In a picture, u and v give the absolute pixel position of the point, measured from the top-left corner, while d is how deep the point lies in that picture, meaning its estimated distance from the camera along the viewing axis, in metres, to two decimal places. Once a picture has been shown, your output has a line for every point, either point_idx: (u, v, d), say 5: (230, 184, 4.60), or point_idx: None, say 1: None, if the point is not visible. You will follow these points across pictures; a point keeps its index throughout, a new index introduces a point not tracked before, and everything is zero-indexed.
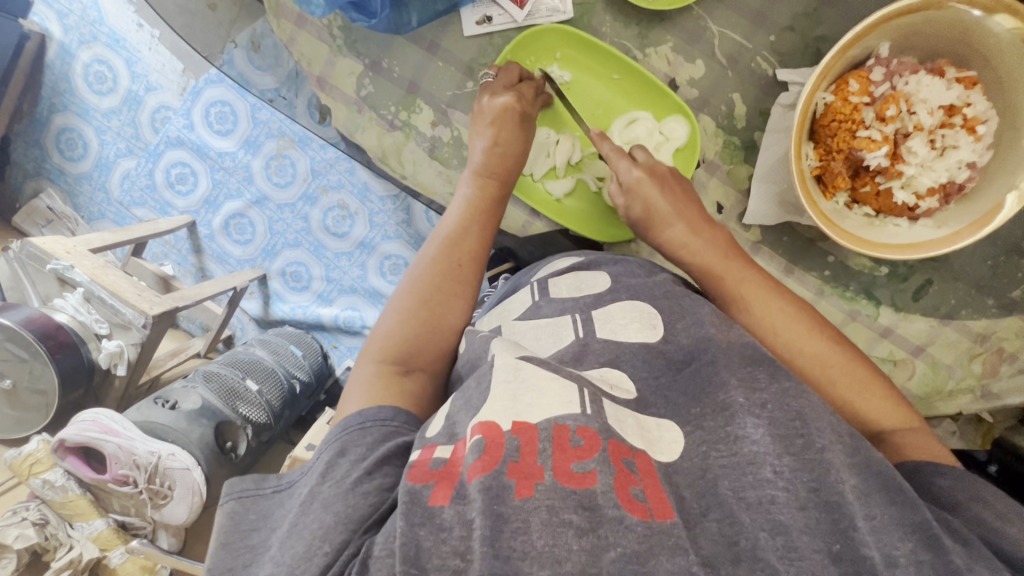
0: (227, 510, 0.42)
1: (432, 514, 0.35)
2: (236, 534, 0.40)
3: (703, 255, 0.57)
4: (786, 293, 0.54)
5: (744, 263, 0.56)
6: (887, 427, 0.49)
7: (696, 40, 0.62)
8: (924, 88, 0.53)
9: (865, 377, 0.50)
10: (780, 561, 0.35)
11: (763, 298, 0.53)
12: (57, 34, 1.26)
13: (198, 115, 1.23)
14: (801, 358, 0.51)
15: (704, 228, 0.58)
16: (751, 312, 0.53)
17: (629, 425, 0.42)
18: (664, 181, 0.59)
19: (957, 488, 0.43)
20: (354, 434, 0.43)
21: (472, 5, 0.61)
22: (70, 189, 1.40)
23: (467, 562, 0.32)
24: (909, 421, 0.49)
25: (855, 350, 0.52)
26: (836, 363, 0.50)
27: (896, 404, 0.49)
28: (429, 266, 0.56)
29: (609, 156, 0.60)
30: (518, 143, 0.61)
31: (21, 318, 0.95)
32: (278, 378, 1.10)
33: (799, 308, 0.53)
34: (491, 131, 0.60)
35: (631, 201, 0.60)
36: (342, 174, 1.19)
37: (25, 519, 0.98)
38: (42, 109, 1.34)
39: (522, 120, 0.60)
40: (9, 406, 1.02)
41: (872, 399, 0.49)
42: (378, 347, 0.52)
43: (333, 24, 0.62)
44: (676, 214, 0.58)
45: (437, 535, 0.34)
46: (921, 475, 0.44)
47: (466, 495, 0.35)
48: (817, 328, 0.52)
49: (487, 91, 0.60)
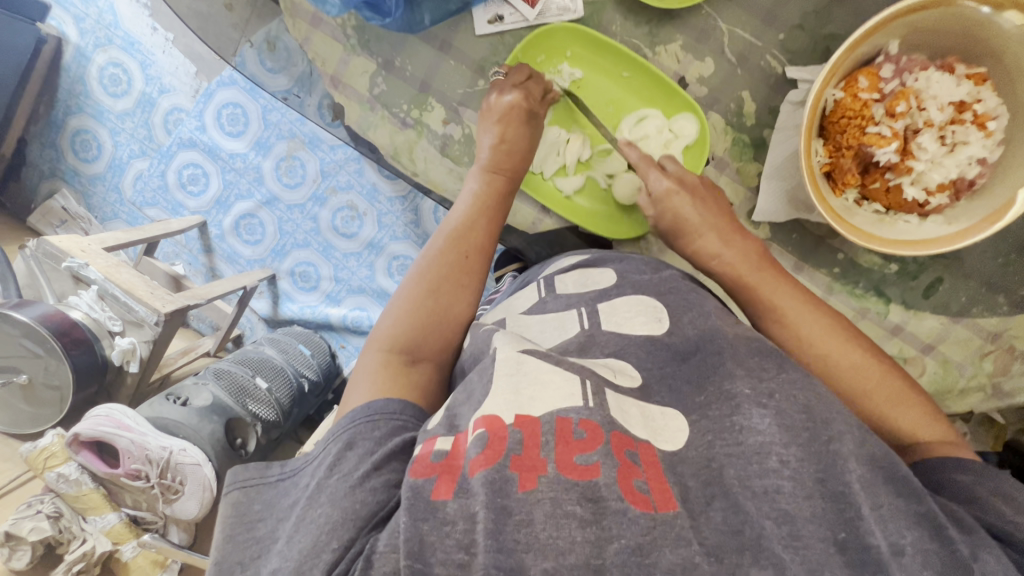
0: (231, 501, 0.43)
1: (434, 509, 0.35)
2: (240, 526, 0.41)
3: (734, 263, 0.57)
4: (821, 305, 0.55)
5: (778, 274, 0.56)
6: (922, 439, 0.48)
7: (706, 39, 0.62)
8: (934, 85, 0.53)
9: (901, 390, 0.50)
10: (785, 550, 0.35)
11: (796, 310, 0.53)
12: (73, 38, 1.29)
13: (210, 116, 1.24)
14: (835, 370, 0.51)
15: (736, 239, 0.58)
16: (783, 321, 0.54)
17: (632, 414, 0.42)
18: (695, 192, 0.60)
19: (976, 484, 0.43)
20: (362, 426, 0.44)
21: (484, 5, 0.62)
22: (85, 189, 1.42)
23: (471, 555, 0.32)
24: (945, 435, 0.48)
25: (891, 361, 0.52)
26: (872, 375, 0.50)
27: (934, 417, 0.49)
28: (437, 257, 0.57)
29: (640, 165, 0.62)
30: (523, 140, 0.61)
31: (37, 314, 0.96)
32: (286, 376, 1.12)
33: (835, 318, 0.53)
34: (497, 129, 0.60)
35: (660, 212, 0.61)
36: (351, 174, 1.20)
37: (39, 511, 0.98)
38: (58, 111, 1.36)
39: (527, 117, 0.61)
40: (23, 400, 1.04)
41: (907, 411, 0.49)
42: (385, 336, 0.52)
43: (347, 23, 0.62)
44: (706, 224, 0.58)
45: (440, 529, 0.34)
46: (943, 473, 0.45)
47: (468, 489, 0.36)
48: (853, 341, 0.52)
49: (494, 90, 0.61)
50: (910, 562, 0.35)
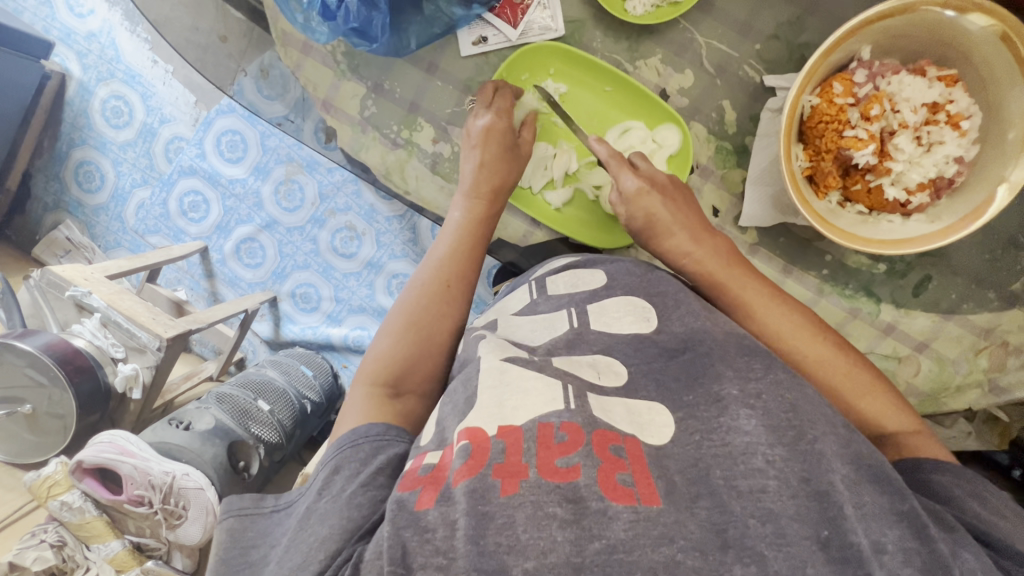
0: (226, 527, 0.43)
1: (417, 518, 0.36)
2: (236, 551, 0.42)
3: (706, 261, 0.59)
4: (789, 300, 0.57)
5: (746, 270, 0.58)
6: (890, 430, 0.51)
7: (684, 52, 0.64)
8: (907, 87, 0.54)
9: (868, 383, 0.52)
10: (768, 548, 0.35)
11: (767, 306, 0.55)
12: (76, 73, 1.33)
13: (210, 144, 1.27)
14: (807, 367, 0.53)
15: (707, 237, 0.60)
16: (756, 318, 0.55)
17: (617, 412, 0.43)
18: (665, 191, 0.61)
19: (954, 483, 0.45)
20: (347, 451, 0.45)
21: (468, 27, 0.64)
22: (87, 219, 1.44)
23: (450, 559, 0.34)
24: (913, 425, 0.51)
25: (858, 356, 0.54)
26: (839, 369, 0.53)
27: (901, 410, 0.52)
28: (420, 288, 0.58)
29: (612, 166, 0.62)
30: (506, 162, 0.63)
31: (41, 343, 0.97)
32: (289, 399, 1.12)
33: (803, 315, 0.55)
34: (476, 152, 0.62)
35: (632, 212, 0.61)
36: (349, 196, 1.23)
37: (42, 541, 1.00)
38: (62, 144, 1.40)
39: (504, 136, 0.62)
40: (28, 429, 1.04)
41: (876, 404, 0.51)
42: (371, 369, 0.53)
43: (337, 50, 0.64)
44: (678, 223, 0.60)
45: (421, 536, 0.35)
46: (922, 472, 0.46)
47: (450, 497, 0.37)
48: (821, 336, 0.54)
49: (470, 116, 0.63)
50: (891, 560, 0.36)
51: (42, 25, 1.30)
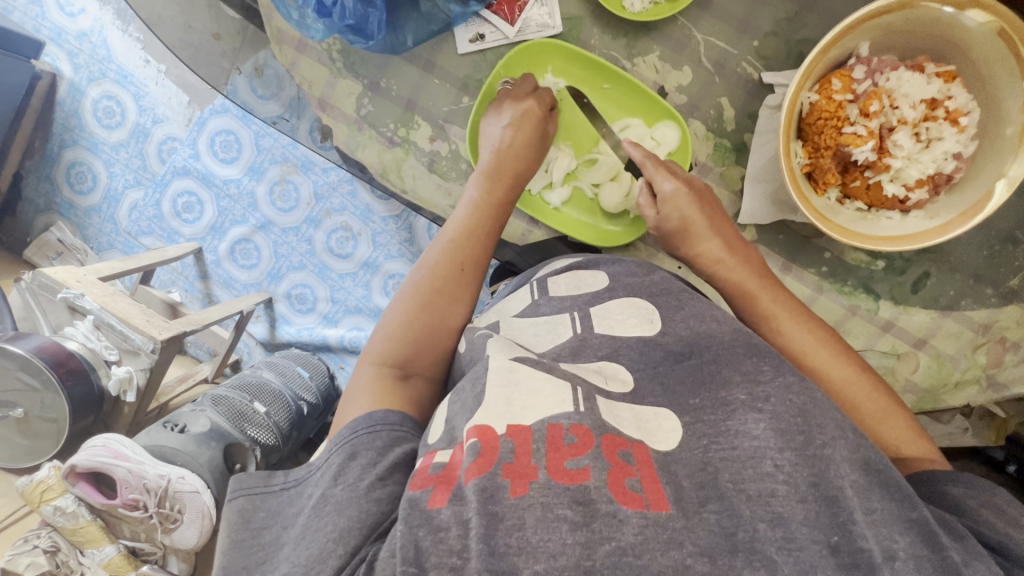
0: (236, 507, 0.43)
1: (429, 517, 0.36)
2: (247, 532, 0.42)
3: (736, 273, 0.59)
4: (816, 319, 0.56)
5: (777, 286, 0.58)
6: (906, 455, 0.50)
7: (682, 48, 0.64)
8: (906, 83, 0.54)
9: (885, 407, 0.52)
10: (778, 552, 0.35)
11: (794, 322, 0.55)
12: (67, 73, 1.32)
13: (203, 144, 1.26)
14: (828, 378, 0.53)
15: (739, 246, 0.60)
16: (783, 331, 0.55)
17: (625, 417, 0.42)
18: (702, 197, 0.61)
19: (966, 496, 0.44)
20: (364, 437, 0.44)
21: (465, 24, 0.64)
22: (80, 221, 1.43)
23: (465, 560, 0.33)
24: (928, 453, 0.50)
25: (881, 380, 0.53)
26: (862, 387, 0.52)
27: (918, 435, 0.51)
28: (433, 269, 0.58)
29: (648, 165, 0.62)
30: (530, 151, 0.63)
31: (33, 346, 0.96)
32: (285, 400, 1.12)
33: (829, 333, 0.55)
34: (509, 131, 0.61)
35: (667, 212, 0.61)
36: (344, 196, 1.22)
37: (36, 546, 0.99)
38: (53, 144, 1.39)
39: (537, 125, 0.63)
40: (20, 434, 1.03)
41: (891, 427, 0.51)
42: (379, 349, 0.54)
43: (333, 47, 0.63)
44: (711, 229, 0.60)
45: (434, 535, 0.35)
46: (935, 484, 0.46)
47: (462, 497, 0.36)
48: (846, 355, 0.53)
49: (506, 97, 0.62)
50: (902, 566, 0.35)
51: (32, 24, 1.28)
